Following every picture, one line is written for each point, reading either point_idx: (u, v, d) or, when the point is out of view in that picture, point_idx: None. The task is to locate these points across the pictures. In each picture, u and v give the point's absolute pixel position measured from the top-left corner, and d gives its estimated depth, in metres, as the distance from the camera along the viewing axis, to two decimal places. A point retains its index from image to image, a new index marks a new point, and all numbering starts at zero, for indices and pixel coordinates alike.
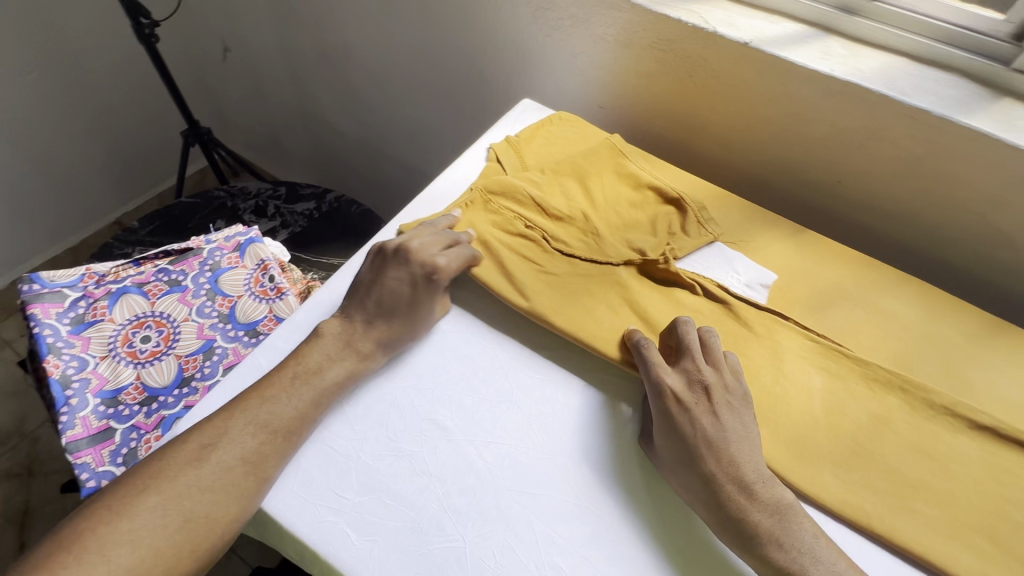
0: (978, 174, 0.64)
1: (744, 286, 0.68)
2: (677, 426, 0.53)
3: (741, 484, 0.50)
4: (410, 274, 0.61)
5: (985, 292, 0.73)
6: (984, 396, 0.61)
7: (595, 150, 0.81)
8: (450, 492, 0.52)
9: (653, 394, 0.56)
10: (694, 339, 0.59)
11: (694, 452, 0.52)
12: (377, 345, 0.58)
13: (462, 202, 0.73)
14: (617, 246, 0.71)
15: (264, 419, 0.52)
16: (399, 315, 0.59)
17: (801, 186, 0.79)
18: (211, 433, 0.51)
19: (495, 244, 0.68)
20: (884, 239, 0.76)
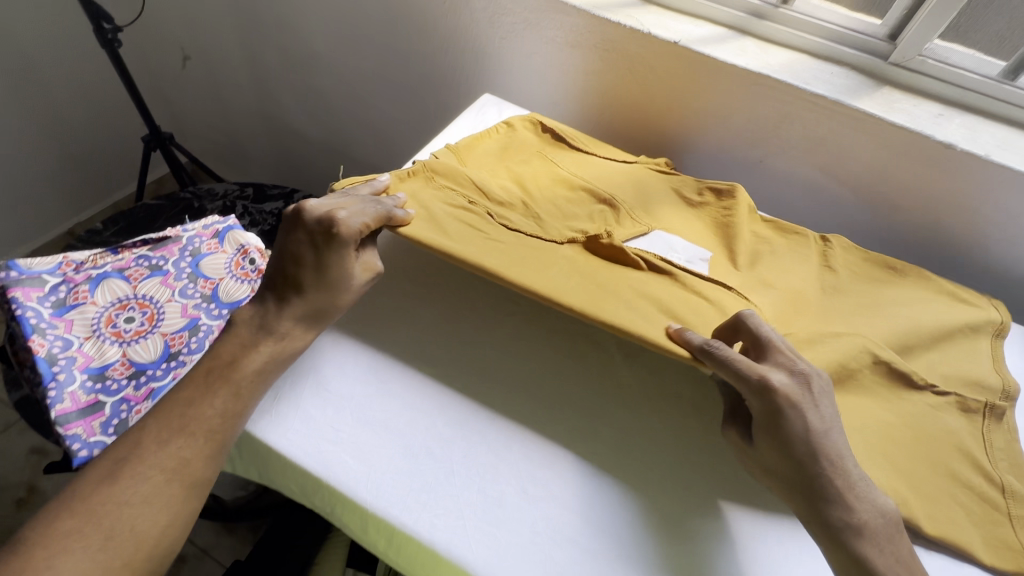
0: (872, 148, 0.76)
1: (682, 261, 0.66)
2: (787, 428, 0.48)
3: (850, 487, 0.47)
4: (304, 234, 0.53)
5: (886, 250, 0.84)
6: (872, 329, 0.64)
7: (529, 163, 0.78)
8: (433, 416, 0.54)
9: (756, 397, 0.49)
10: (769, 333, 0.53)
11: (807, 455, 0.47)
12: (288, 324, 0.53)
13: (403, 172, 0.67)
14: (559, 228, 0.65)
15: (181, 422, 0.47)
16: (308, 287, 0.53)
17: (731, 166, 0.88)
18: (123, 446, 0.46)
19: (438, 210, 0.62)
20: (800, 210, 0.87)
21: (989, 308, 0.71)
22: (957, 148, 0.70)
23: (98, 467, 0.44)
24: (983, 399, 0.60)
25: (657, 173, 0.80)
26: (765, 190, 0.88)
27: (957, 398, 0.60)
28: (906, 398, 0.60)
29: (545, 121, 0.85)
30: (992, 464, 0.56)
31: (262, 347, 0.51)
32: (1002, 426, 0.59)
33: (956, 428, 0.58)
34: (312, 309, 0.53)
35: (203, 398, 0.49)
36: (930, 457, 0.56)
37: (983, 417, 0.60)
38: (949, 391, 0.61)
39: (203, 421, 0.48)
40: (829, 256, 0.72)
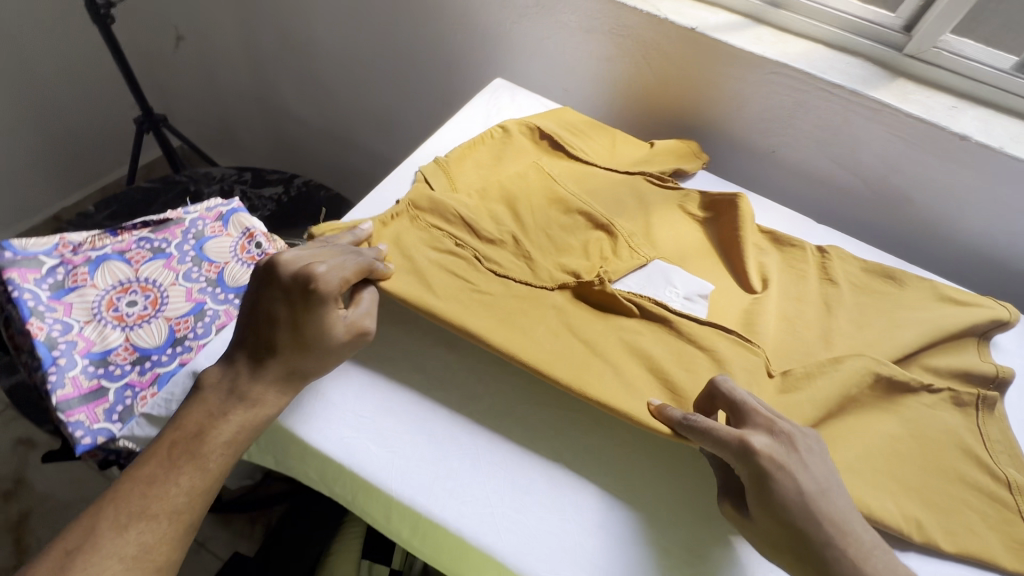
0: (886, 139, 0.76)
1: (682, 299, 0.62)
2: (776, 493, 0.43)
3: (855, 552, 0.43)
4: (280, 289, 0.48)
5: (894, 242, 0.85)
6: (889, 329, 0.64)
7: (526, 175, 0.71)
8: (462, 400, 0.52)
9: (739, 463, 0.45)
10: (743, 392, 0.49)
11: (803, 521, 0.43)
12: (260, 388, 0.47)
13: (385, 214, 0.61)
14: (551, 269, 0.61)
15: (138, 506, 0.43)
16: (283, 346, 0.48)
17: (746, 156, 0.88)
18: (76, 534, 0.42)
19: (422, 260, 0.57)
20: (811, 201, 0.87)
21: (997, 305, 0.68)
22: (973, 140, 0.70)
23: (46, 561, 0.41)
24: (974, 391, 0.61)
25: (655, 185, 0.75)
26: (776, 181, 0.88)
27: (951, 393, 0.61)
28: (908, 403, 0.59)
29: (544, 125, 0.78)
30: (992, 459, 0.57)
31: (228, 415, 0.46)
32: (994, 415, 0.60)
33: (953, 424, 0.59)
34: (290, 372, 0.48)
35: (162, 476, 0.44)
36: (933, 460, 0.56)
37: (977, 408, 0.60)
38: (942, 387, 0.61)
39: (166, 500, 0.44)
40: (827, 268, 0.70)
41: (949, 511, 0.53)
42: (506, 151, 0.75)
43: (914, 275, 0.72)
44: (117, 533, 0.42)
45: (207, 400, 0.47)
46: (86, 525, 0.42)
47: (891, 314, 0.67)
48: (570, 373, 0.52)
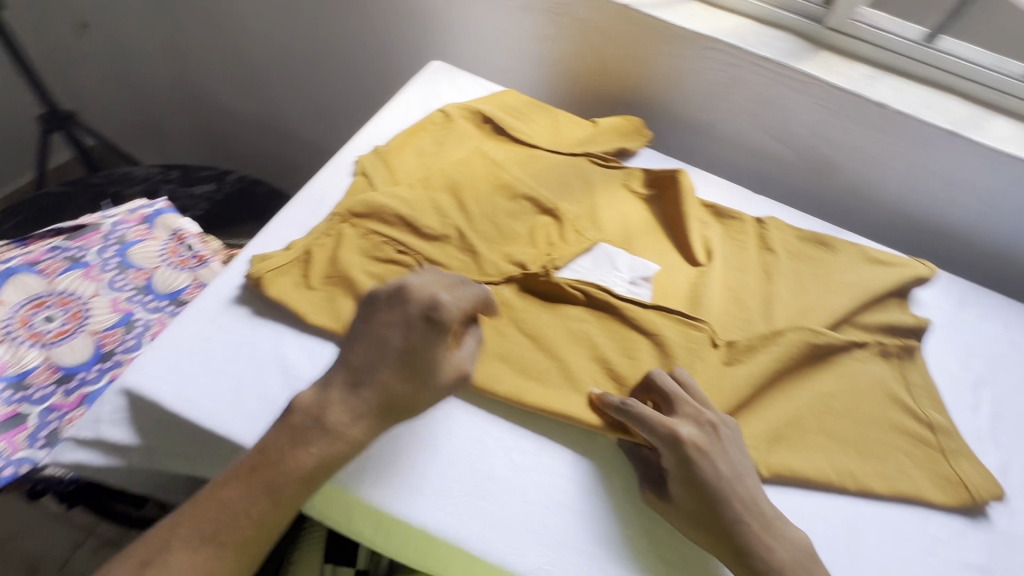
0: (814, 111, 0.79)
1: (627, 284, 0.63)
2: (696, 475, 0.46)
3: (766, 523, 0.45)
4: (409, 311, 0.44)
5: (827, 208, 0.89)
6: (824, 292, 0.68)
7: (469, 162, 0.70)
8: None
9: (665, 450, 0.47)
10: (675, 382, 0.52)
11: (716, 500, 0.45)
12: (349, 426, 0.42)
13: (318, 233, 0.58)
14: (497, 262, 0.60)
15: (210, 529, 0.39)
16: (388, 376, 0.43)
17: (685, 131, 0.89)
18: (150, 546, 0.39)
19: (361, 275, 0.55)
20: (749, 174, 0.90)
21: (916, 262, 0.74)
22: (890, 108, 0.75)
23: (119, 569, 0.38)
24: (898, 342, 0.66)
25: (599, 166, 0.76)
26: (715, 154, 0.90)
27: (878, 346, 0.65)
28: (842, 361, 0.63)
29: (484, 109, 0.76)
30: (916, 404, 0.62)
31: (308, 448, 0.42)
32: (915, 361, 0.65)
33: (881, 375, 0.63)
34: (387, 409, 0.43)
35: (235, 500, 0.40)
36: (865, 411, 0.60)
37: (898, 358, 0.65)
38: (871, 342, 0.65)
39: (237, 528, 0.40)
40: (765, 238, 0.73)
41: (882, 457, 0.57)
42: (448, 139, 0.73)
43: (844, 241, 0.76)
44: (183, 557, 0.38)
45: (291, 415, 0.43)
46: (153, 542, 0.39)
47: (824, 278, 0.71)
48: (519, 376, 0.53)
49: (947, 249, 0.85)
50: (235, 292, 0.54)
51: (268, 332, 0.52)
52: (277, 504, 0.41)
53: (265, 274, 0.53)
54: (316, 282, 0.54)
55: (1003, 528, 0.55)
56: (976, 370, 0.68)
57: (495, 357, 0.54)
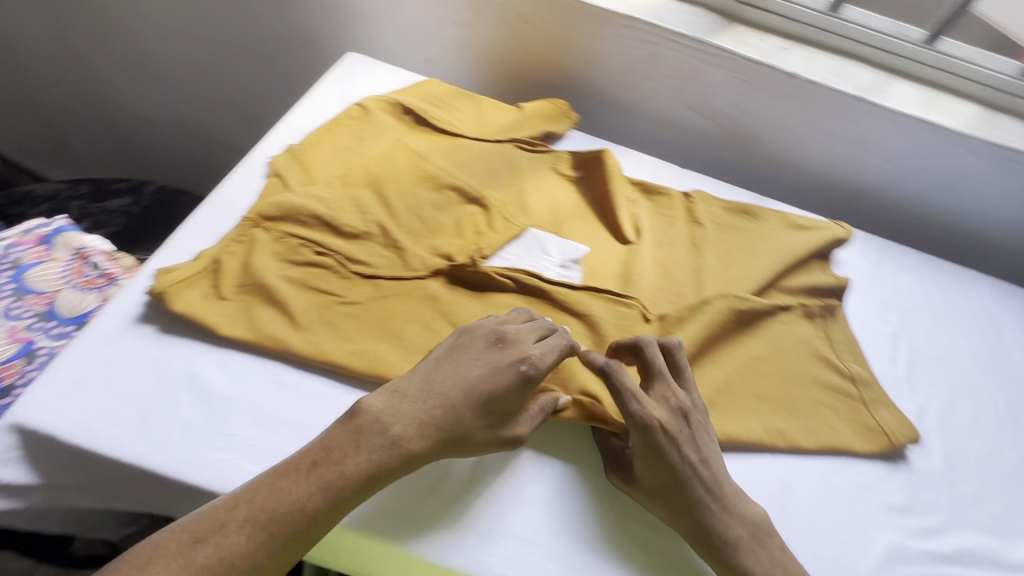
0: (731, 85, 0.81)
1: (558, 268, 0.63)
2: (661, 457, 0.47)
3: (725, 503, 0.47)
4: (516, 356, 0.48)
5: (754, 180, 0.90)
6: (750, 261, 0.70)
7: (391, 156, 0.68)
8: (346, 393, 0.50)
9: (634, 432, 0.48)
10: (660, 362, 0.52)
11: (680, 483, 0.47)
12: (414, 445, 0.44)
13: (228, 238, 0.55)
14: (423, 255, 0.59)
15: (262, 513, 0.39)
16: (467, 413, 0.45)
17: (610, 112, 0.89)
18: (203, 523, 0.39)
19: (277, 281, 0.53)
20: (677, 151, 0.91)
21: (834, 224, 0.77)
22: (800, 77, 0.78)
23: (172, 541, 0.38)
24: (820, 302, 0.69)
25: (526, 151, 0.75)
26: (644, 131, 0.90)
27: (802, 308, 0.68)
28: (769, 325, 0.65)
29: (404, 100, 0.74)
30: (839, 359, 0.65)
31: (371, 454, 0.42)
32: (836, 319, 0.68)
33: (806, 335, 0.66)
34: (446, 440, 0.45)
35: (293, 492, 0.40)
36: (793, 371, 0.62)
37: (822, 317, 0.68)
38: (795, 305, 0.68)
39: (295, 514, 0.40)
40: (693, 211, 0.75)
41: (809, 413, 0.60)
42: (368, 133, 0.70)
43: (768, 209, 0.78)
44: (231, 540, 0.38)
45: (356, 418, 0.44)
46: (204, 519, 0.39)
47: (750, 246, 0.73)
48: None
49: (867, 210, 0.88)
50: (138, 310, 0.51)
51: (176, 349, 0.49)
52: (332, 500, 0.41)
53: (168, 288, 0.50)
54: (229, 292, 0.52)
55: (921, 469, 0.58)
56: (894, 322, 0.72)
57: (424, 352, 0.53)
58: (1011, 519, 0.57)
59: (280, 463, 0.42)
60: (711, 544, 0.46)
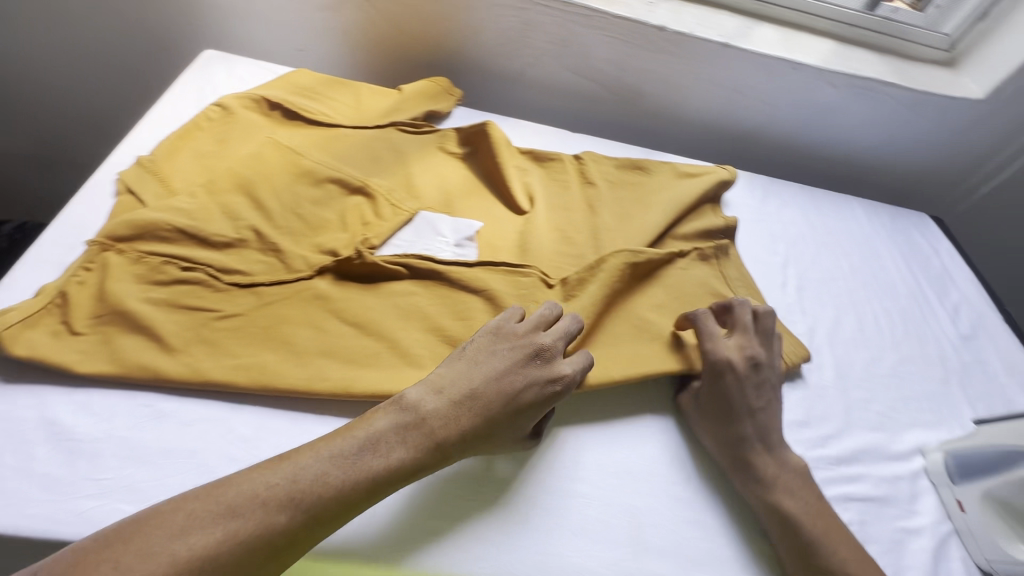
0: (606, 45, 0.81)
1: (453, 247, 0.62)
2: (723, 392, 0.54)
3: (766, 445, 0.52)
4: (555, 369, 0.49)
5: (644, 135, 0.93)
6: (645, 214, 0.71)
7: (260, 154, 0.63)
8: (234, 411, 0.47)
9: (705, 368, 0.56)
10: (750, 318, 0.59)
11: (740, 420, 0.53)
12: (452, 444, 0.44)
13: (76, 266, 0.50)
14: (305, 254, 0.56)
15: (303, 496, 0.38)
16: (503, 420, 0.46)
17: (495, 84, 0.88)
18: (243, 487, 0.37)
19: (138, 305, 0.48)
20: (567, 116, 0.92)
21: (718, 168, 0.80)
22: (669, 30, 0.79)
23: (208, 503, 0.36)
24: (713, 244, 0.71)
25: (409, 133, 0.73)
26: (532, 99, 0.90)
27: (697, 253, 0.69)
28: (666, 273, 0.66)
29: (269, 95, 0.69)
30: (735, 294, 0.67)
31: (415, 451, 0.42)
32: (729, 257, 0.71)
33: (702, 278, 0.67)
34: (479, 441, 0.45)
35: (337, 477, 0.39)
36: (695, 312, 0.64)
37: (716, 257, 0.70)
38: (690, 250, 0.69)
39: (336, 496, 0.38)
40: (585, 172, 0.75)
41: None
42: (232, 134, 0.65)
43: (657, 162, 0.80)
44: (268, 518, 0.36)
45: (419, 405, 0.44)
46: (242, 491, 0.37)
47: (644, 199, 0.74)
48: (344, 367, 0.50)
49: (751, 150, 0.94)
50: None
51: (27, 398, 0.45)
52: (370, 490, 0.40)
53: (2, 332, 0.44)
54: (83, 326, 0.47)
55: (815, 384, 0.63)
56: (782, 253, 0.76)
57: (315, 354, 0.50)
58: (896, 415, 0.62)
59: (321, 441, 0.41)
60: (754, 475, 0.51)
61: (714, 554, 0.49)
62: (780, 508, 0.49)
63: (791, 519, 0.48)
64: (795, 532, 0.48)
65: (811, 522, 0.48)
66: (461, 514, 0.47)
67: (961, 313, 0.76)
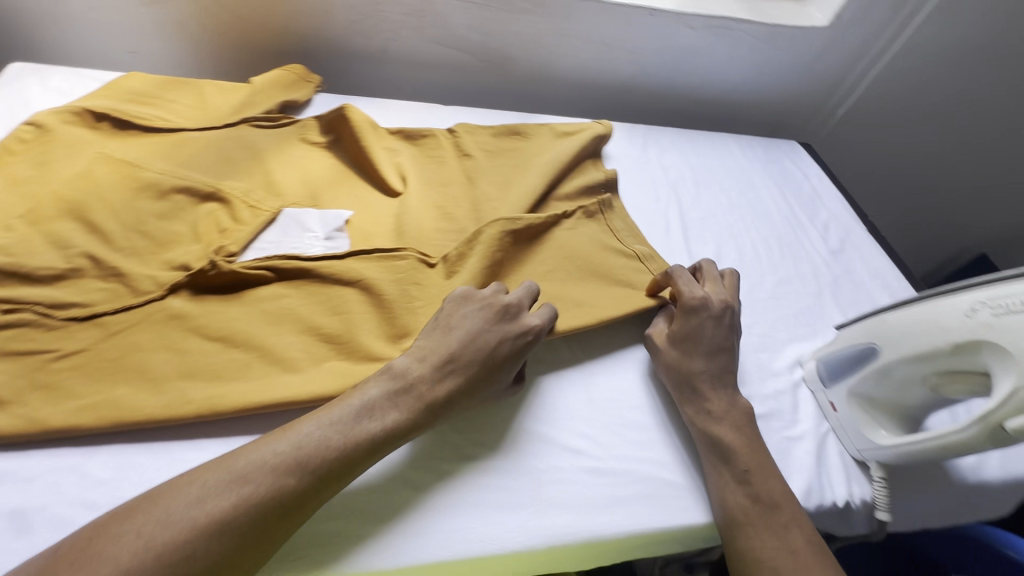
0: (466, 11, 0.79)
1: (323, 242, 0.59)
2: (693, 332, 0.55)
3: (720, 378, 0.54)
4: (527, 324, 0.49)
5: (520, 99, 0.93)
6: (519, 176, 0.71)
7: (88, 171, 0.57)
8: (88, 454, 0.43)
9: (679, 311, 0.56)
10: (716, 271, 0.62)
11: (708, 355, 0.55)
12: (445, 395, 0.44)
13: None
14: (152, 273, 0.52)
15: (305, 462, 0.37)
16: (486, 371, 0.46)
17: (357, 65, 0.85)
18: (240, 459, 0.36)
19: None
20: (440, 90, 0.90)
21: (594, 123, 0.81)
22: None
23: (216, 476, 0.35)
24: (596, 201, 0.70)
25: (264, 128, 0.69)
26: (402, 77, 0.87)
27: (582, 211, 0.69)
28: (553, 234, 0.65)
29: (93, 105, 0.63)
30: (624, 243, 0.66)
31: (410, 413, 0.42)
32: (615, 210, 0.70)
33: (591, 235, 0.66)
34: (470, 392, 0.45)
35: (339, 440, 0.38)
36: (585, 268, 0.63)
37: (601, 213, 0.70)
38: (574, 210, 0.68)
39: (338, 459, 0.38)
40: (459, 145, 0.74)
41: None
42: (52, 154, 0.59)
43: (534, 124, 0.80)
44: (276, 485, 0.35)
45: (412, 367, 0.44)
46: (251, 459, 0.36)
47: (521, 164, 0.73)
48: (209, 386, 0.46)
49: (628, 101, 0.96)
50: None
51: None
52: (369, 453, 0.40)
53: None
54: None
55: None
56: (664, 198, 0.78)
57: (174, 378, 0.46)
58: (777, 333, 0.66)
59: (318, 411, 0.40)
60: (704, 408, 0.52)
61: (622, 496, 0.49)
62: (714, 436, 0.50)
63: (731, 449, 0.50)
64: (731, 458, 0.49)
65: (736, 447, 0.50)
66: (382, 512, 0.45)
67: (830, 230, 0.82)
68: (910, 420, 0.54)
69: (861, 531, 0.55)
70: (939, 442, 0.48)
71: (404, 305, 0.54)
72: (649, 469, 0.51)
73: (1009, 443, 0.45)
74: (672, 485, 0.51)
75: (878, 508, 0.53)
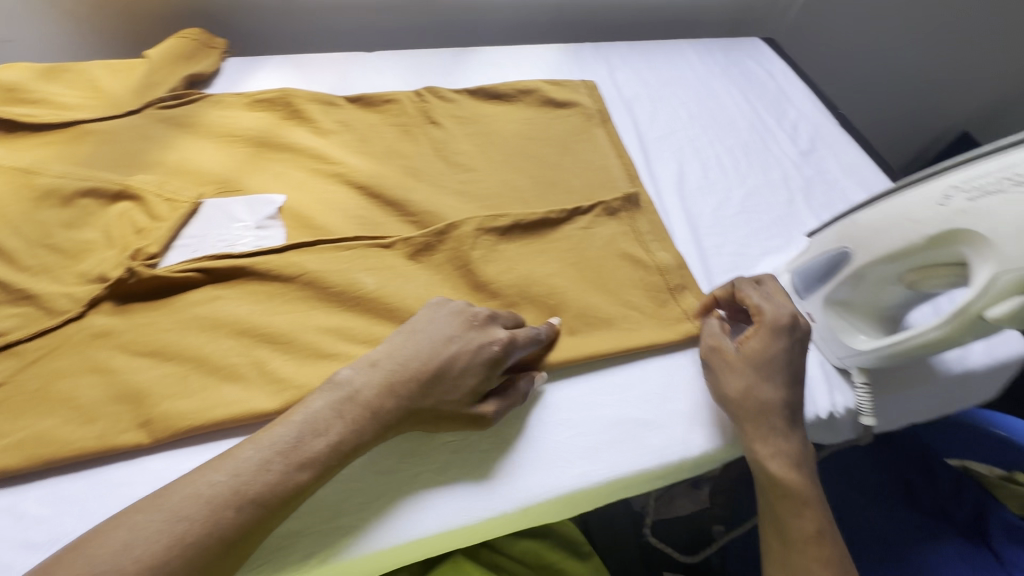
0: None
1: (254, 231, 0.54)
2: (779, 359, 0.47)
3: (795, 412, 0.47)
4: (497, 334, 0.45)
5: (450, 32, 0.85)
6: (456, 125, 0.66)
7: None
8: (21, 492, 0.41)
9: (765, 330, 0.47)
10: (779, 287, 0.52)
11: (789, 384, 0.47)
12: (398, 408, 0.41)
13: None
14: (68, 290, 0.48)
15: (245, 489, 0.35)
16: (456, 386, 0.43)
17: (262, 17, 0.76)
18: (169, 495, 0.34)
19: None
20: (360, 34, 0.81)
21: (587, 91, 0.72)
22: None
23: (145, 518, 0.33)
24: (620, 195, 0.60)
25: (171, 107, 0.63)
26: (314, 24, 0.79)
27: (602, 207, 0.59)
28: (558, 233, 0.57)
29: None
30: (647, 249, 0.57)
31: (355, 426, 0.39)
32: (641, 209, 0.61)
33: (609, 236, 0.58)
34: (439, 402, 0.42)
35: (277, 473, 0.36)
36: (600, 278, 0.55)
37: (625, 210, 0.60)
38: (591, 206, 0.59)
39: (281, 484, 0.36)
40: (387, 98, 0.67)
41: None
42: None
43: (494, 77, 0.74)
44: (213, 518, 0.34)
45: (359, 381, 0.41)
46: (185, 494, 0.34)
47: (456, 108, 0.68)
48: (143, 406, 0.43)
49: (570, 18, 0.88)
50: None
51: None
52: (318, 472, 0.38)
53: None
54: None
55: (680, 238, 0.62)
56: (620, 120, 0.72)
57: (105, 402, 0.43)
58: (748, 249, 0.62)
59: (259, 432, 0.38)
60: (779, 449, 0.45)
61: (596, 442, 0.47)
62: (785, 483, 0.44)
63: (803, 497, 0.44)
64: (802, 505, 0.44)
65: (806, 493, 0.44)
66: (354, 502, 0.42)
67: (799, 129, 0.77)
68: (892, 319, 0.52)
69: (849, 436, 0.55)
70: (920, 339, 0.46)
71: (346, 289, 0.50)
72: (618, 411, 0.49)
73: (989, 331, 0.43)
74: (642, 422, 0.49)
75: (863, 413, 0.52)
